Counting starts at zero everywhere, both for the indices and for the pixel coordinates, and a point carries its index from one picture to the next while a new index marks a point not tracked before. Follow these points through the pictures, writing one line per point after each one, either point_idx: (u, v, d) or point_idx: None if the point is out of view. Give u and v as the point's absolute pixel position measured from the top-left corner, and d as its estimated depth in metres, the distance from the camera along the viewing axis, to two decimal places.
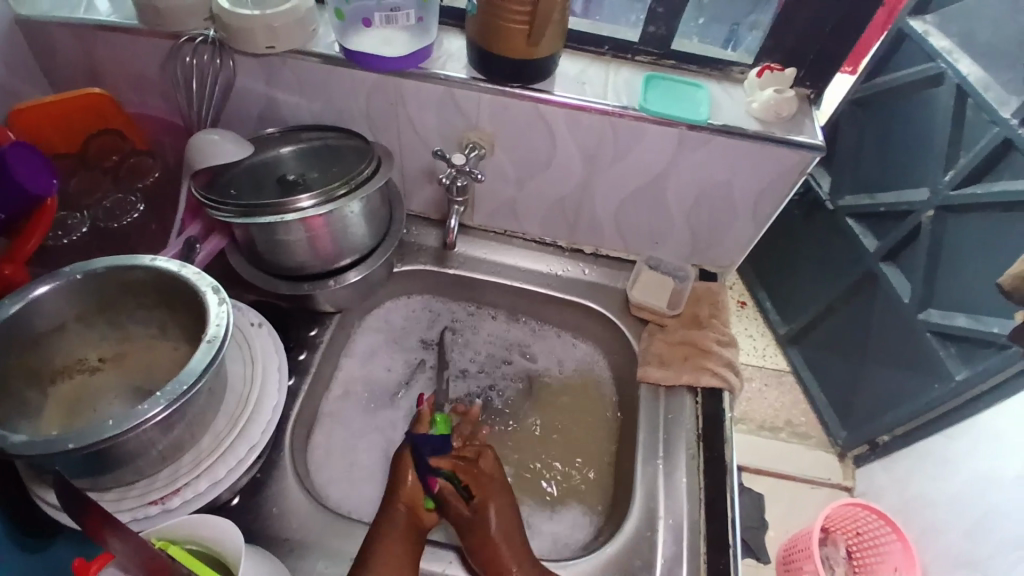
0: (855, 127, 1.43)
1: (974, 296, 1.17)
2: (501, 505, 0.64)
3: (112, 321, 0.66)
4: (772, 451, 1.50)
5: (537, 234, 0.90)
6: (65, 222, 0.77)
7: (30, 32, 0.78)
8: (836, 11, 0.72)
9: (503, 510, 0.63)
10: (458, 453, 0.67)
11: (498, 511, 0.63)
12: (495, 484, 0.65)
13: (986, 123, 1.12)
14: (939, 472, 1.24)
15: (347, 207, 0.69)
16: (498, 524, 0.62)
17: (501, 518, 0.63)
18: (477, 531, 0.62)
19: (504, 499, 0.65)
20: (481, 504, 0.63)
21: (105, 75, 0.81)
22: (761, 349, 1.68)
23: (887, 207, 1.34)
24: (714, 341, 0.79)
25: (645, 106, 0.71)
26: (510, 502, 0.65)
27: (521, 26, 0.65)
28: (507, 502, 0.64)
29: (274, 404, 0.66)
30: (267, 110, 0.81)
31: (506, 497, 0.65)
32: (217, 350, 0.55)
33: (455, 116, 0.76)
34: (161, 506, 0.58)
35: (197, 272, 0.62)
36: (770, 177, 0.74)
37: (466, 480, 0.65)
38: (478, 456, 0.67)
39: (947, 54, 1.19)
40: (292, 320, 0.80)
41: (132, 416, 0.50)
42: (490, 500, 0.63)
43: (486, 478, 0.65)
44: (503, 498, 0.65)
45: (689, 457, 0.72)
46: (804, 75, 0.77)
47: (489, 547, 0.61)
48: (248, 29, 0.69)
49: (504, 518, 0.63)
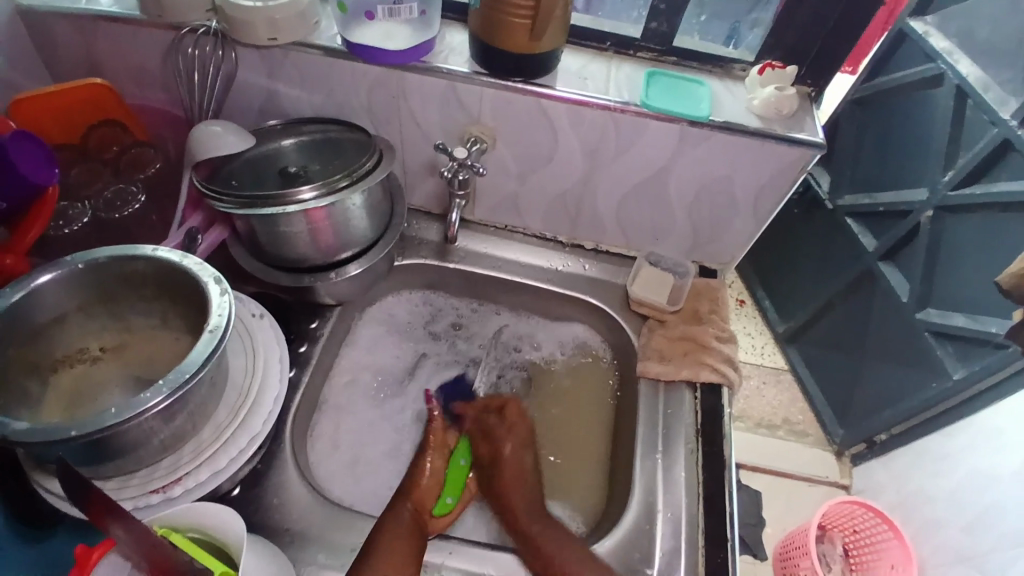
0: (855, 127, 1.43)
1: (972, 296, 1.18)
2: (519, 449, 0.74)
3: (113, 311, 0.66)
4: (769, 449, 1.50)
5: (538, 229, 0.90)
6: (65, 213, 0.76)
7: (32, 22, 0.78)
8: (837, 9, 0.72)
9: (518, 452, 0.74)
10: (485, 403, 0.80)
11: (514, 454, 0.74)
12: (515, 431, 0.76)
13: (985, 124, 1.13)
14: (936, 471, 1.25)
15: (349, 200, 0.69)
16: (511, 462, 0.72)
17: (516, 458, 0.73)
18: (493, 467, 0.73)
19: (523, 445, 0.75)
20: (498, 447, 0.74)
21: (107, 66, 0.81)
22: (760, 347, 1.69)
23: (886, 207, 1.35)
24: (714, 337, 0.80)
25: (646, 101, 0.71)
26: (528, 445, 0.75)
27: (523, 20, 0.65)
28: (525, 447, 0.75)
29: (276, 395, 0.66)
30: (269, 102, 0.81)
31: (525, 443, 0.75)
32: (219, 340, 0.55)
33: (457, 110, 0.76)
34: (162, 495, 0.58)
35: (199, 263, 0.62)
36: (771, 173, 0.75)
37: (488, 426, 0.76)
38: (503, 407, 0.79)
39: (946, 55, 1.20)
40: (293, 312, 0.80)
41: (134, 405, 0.50)
42: (507, 442, 0.74)
43: (507, 428, 0.76)
44: (522, 437, 0.76)
45: (688, 452, 0.72)
46: (804, 73, 0.78)
47: (500, 481, 0.71)
48: (249, 21, 0.69)
49: (519, 459, 0.73)
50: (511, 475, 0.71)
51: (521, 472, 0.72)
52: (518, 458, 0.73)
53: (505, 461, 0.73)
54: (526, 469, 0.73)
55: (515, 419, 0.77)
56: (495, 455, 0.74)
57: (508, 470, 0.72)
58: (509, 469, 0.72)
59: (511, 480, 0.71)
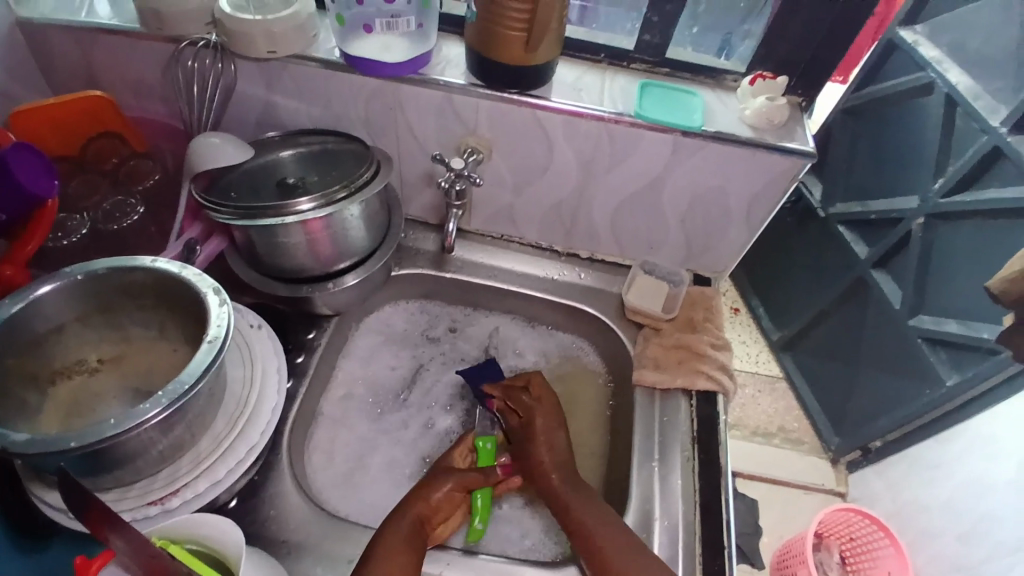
0: (846, 136, 1.45)
1: (963, 303, 1.19)
2: (549, 422, 0.75)
3: (112, 322, 0.66)
4: (765, 457, 1.51)
5: (534, 239, 0.91)
6: (65, 224, 0.77)
7: (31, 34, 0.78)
8: (827, 21, 0.74)
9: (549, 426, 0.75)
10: (510, 381, 0.80)
11: (543, 426, 0.74)
12: (543, 405, 0.76)
13: (975, 131, 1.14)
14: (931, 478, 1.26)
15: (346, 210, 0.70)
16: (541, 435, 0.73)
17: (547, 431, 0.74)
18: (525, 441, 0.74)
19: (553, 418, 0.75)
20: (527, 424, 0.75)
21: (106, 78, 0.82)
22: (754, 355, 1.70)
23: (877, 215, 1.36)
24: (709, 345, 0.80)
25: (640, 113, 0.72)
26: (558, 419, 0.76)
27: (519, 33, 0.66)
28: (554, 420, 0.75)
29: (273, 406, 0.67)
30: (266, 114, 0.81)
31: (555, 416, 0.76)
32: (218, 351, 0.55)
33: (453, 122, 0.77)
34: (160, 506, 0.58)
35: (197, 273, 0.62)
36: (763, 183, 0.76)
37: (517, 403, 0.77)
38: (528, 384, 0.79)
39: (936, 64, 1.22)
40: (290, 323, 0.80)
41: (133, 416, 0.50)
42: (537, 417, 0.75)
43: (535, 403, 0.76)
44: (550, 414, 0.76)
45: (685, 460, 0.72)
46: (795, 84, 0.79)
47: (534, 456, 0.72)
48: (248, 33, 0.70)
49: (551, 431, 0.74)
50: (543, 448, 0.73)
51: (554, 445, 0.73)
52: (548, 431, 0.74)
53: (536, 434, 0.74)
54: (557, 440, 0.73)
55: (540, 396, 0.77)
56: (524, 429, 0.75)
57: (539, 443, 0.73)
58: (540, 442, 0.73)
59: (543, 452, 0.72)
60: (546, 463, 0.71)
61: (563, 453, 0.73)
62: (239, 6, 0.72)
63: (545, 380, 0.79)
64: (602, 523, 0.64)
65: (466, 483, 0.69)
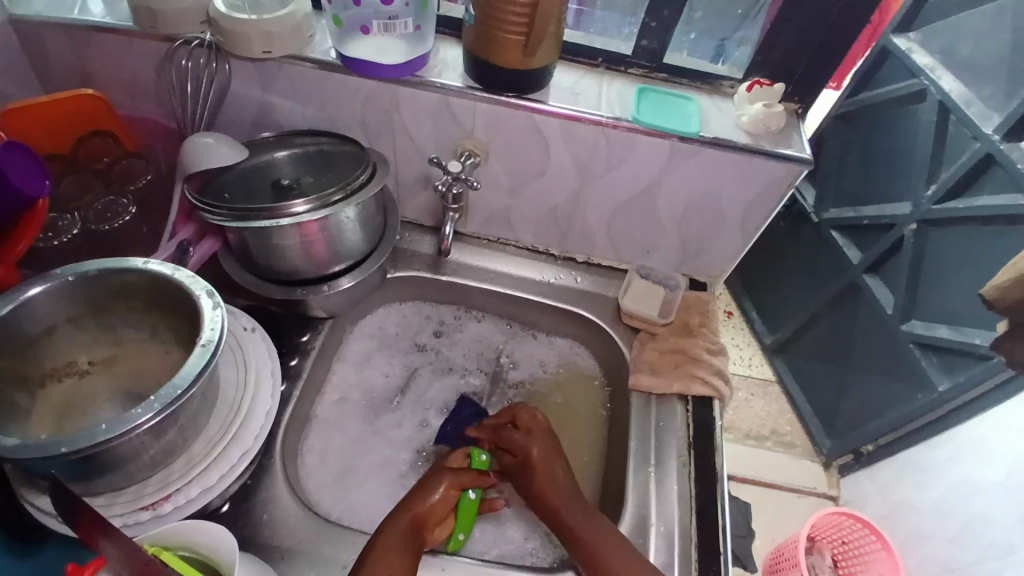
0: (839, 141, 1.46)
1: (955, 308, 1.20)
2: (546, 455, 0.71)
3: (104, 324, 0.65)
4: (758, 460, 1.51)
5: (530, 242, 0.91)
6: (55, 224, 0.76)
7: (23, 32, 0.77)
8: (824, 29, 0.74)
9: (546, 458, 0.71)
10: (498, 421, 0.77)
11: (540, 460, 0.71)
12: (536, 438, 0.73)
13: (968, 138, 1.15)
14: (922, 481, 1.26)
15: (342, 213, 0.69)
16: (539, 470, 0.70)
17: (545, 465, 0.71)
18: (525, 477, 0.71)
19: (548, 451, 0.72)
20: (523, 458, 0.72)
21: (99, 77, 0.81)
22: (747, 358, 1.70)
23: (870, 220, 1.37)
24: (704, 350, 0.80)
25: (637, 118, 0.72)
26: (555, 452, 0.72)
27: (517, 37, 0.66)
28: (551, 452, 0.72)
29: (267, 410, 0.66)
30: (262, 115, 0.81)
31: (551, 447, 0.72)
32: (211, 355, 0.55)
33: (450, 124, 0.76)
34: (151, 512, 0.57)
35: (191, 276, 0.61)
36: (759, 189, 0.76)
37: (509, 438, 0.74)
38: (515, 418, 0.76)
39: (929, 71, 1.23)
40: (284, 325, 0.80)
41: (125, 420, 0.50)
42: (533, 451, 0.72)
43: (526, 437, 0.73)
44: (547, 448, 0.73)
45: (680, 465, 0.72)
46: (791, 90, 0.79)
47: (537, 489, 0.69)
48: (244, 33, 0.69)
49: (549, 465, 0.71)
50: (544, 483, 0.69)
51: (555, 479, 0.70)
52: (546, 465, 0.71)
53: (534, 468, 0.70)
54: (558, 473, 0.70)
55: (532, 427, 0.74)
56: (522, 464, 0.71)
57: (539, 479, 0.70)
58: (539, 475, 0.70)
59: (546, 487, 0.69)
60: (549, 497, 0.68)
61: (566, 485, 0.69)
62: (235, 6, 0.71)
63: (533, 411, 0.76)
64: (617, 553, 0.61)
65: (458, 482, 0.69)
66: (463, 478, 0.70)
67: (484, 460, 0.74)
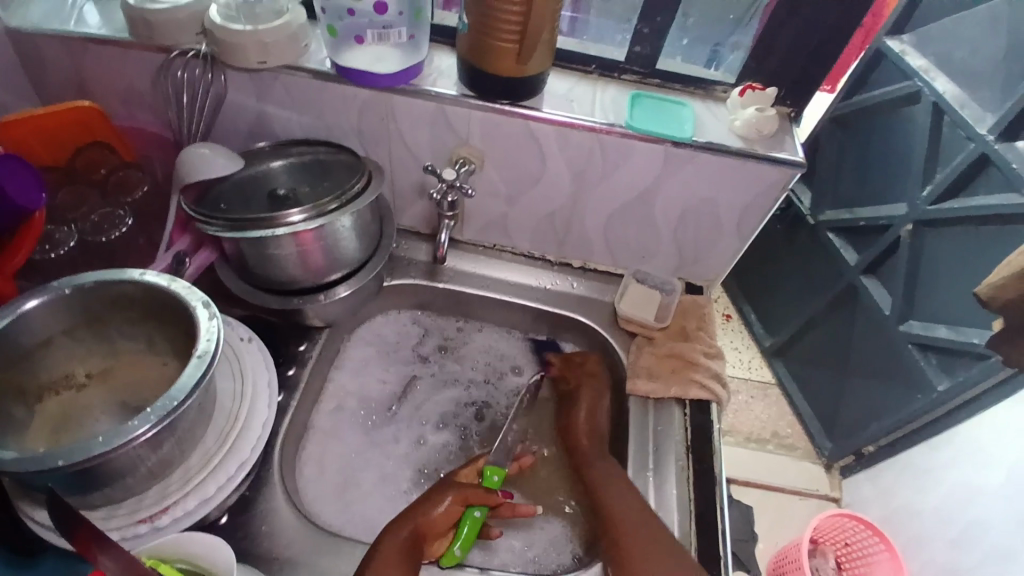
0: (835, 143, 1.46)
1: (953, 309, 1.20)
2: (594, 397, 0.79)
3: (100, 336, 0.65)
4: (759, 463, 1.51)
5: (526, 249, 0.91)
6: (52, 236, 0.76)
7: (18, 43, 0.78)
8: (816, 34, 0.74)
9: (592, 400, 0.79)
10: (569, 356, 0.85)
11: (587, 399, 0.79)
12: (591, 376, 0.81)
13: (963, 139, 1.15)
14: (923, 482, 1.26)
15: (338, 221, 0.69)
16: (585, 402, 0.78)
17: (590, 408, 0.78)
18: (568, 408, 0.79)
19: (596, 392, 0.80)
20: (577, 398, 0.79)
21: (95, 88, 0.81)
22: (747, 361, 1.70)
23: (866, 222, 1.37)
24: (702, 354, 0.80)
25: (631, 124, 0.72)
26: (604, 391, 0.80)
27: (511, 45, 0.66)
28: (598, 393, 0.80)
29: (264, 421, 0.66)
30: (257, 124, 0.81)
31: (599, 394, 0.79)
32: (208, 365, 0.55)
33: (445, 132, 0.76)
34: (149, 525, 0.57)
35: (187, 287, 0.61)
36: (754, 193, 0.76)
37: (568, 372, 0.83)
38: (583, 361, 0.83)
39: (923, 73, 1.23)
40: (281, 334, 0.80)
41: (122, 433, 0.50)
42: (583, 386, 0.80)
43: (586, 379, 0.81)
44: (599, 388, 0.80)
45: (679, 470, 0.72)
46: (784, 94, 0.79)
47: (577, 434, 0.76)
48: (239, 44, 0.70)
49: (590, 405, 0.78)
50: (583, 416, 0.77)
51: (594, 415, 0.78)
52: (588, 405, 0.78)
53: (578, 403, 0.78)
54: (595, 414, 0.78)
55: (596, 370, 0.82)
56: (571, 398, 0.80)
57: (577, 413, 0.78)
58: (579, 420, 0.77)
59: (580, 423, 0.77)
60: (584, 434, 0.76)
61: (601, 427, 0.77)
62: (230, 16, 0.72)
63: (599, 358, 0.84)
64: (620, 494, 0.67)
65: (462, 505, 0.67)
66: (469, 495, 0.68)
67: (495, 481, 0.72)
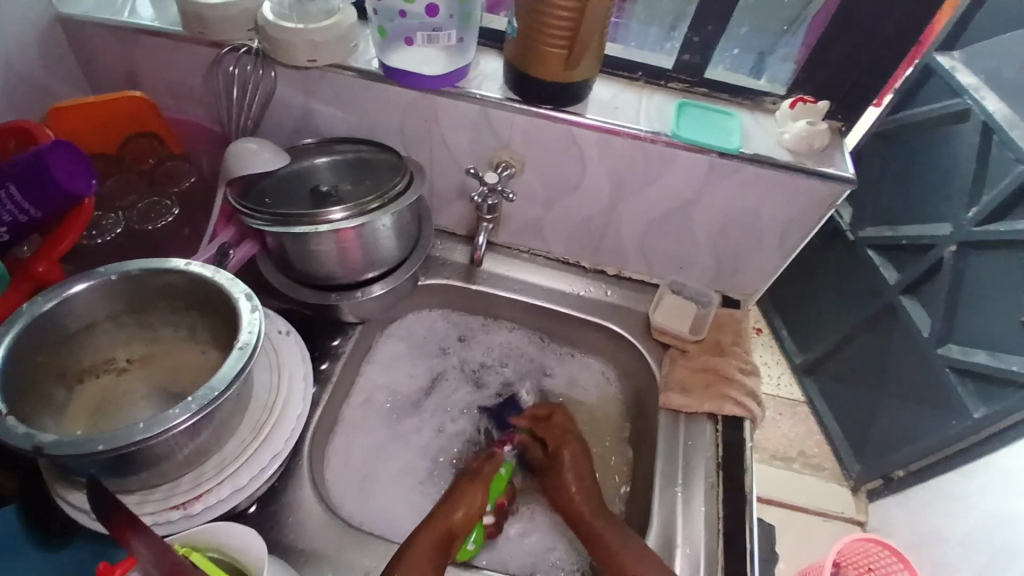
0: (878, 159, 1.43)
1: (994, 334, 1.16)
2: (577, 463, 0.73)
3: (143, 323, 0.66)
4: (783, 481, 1.48)
5: (561, 254, 0.91)
6: (100, 222, 0.78)
7: (72, 31, 0.80)
8: (873, 47, 0.72)
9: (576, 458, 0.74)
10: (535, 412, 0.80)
11: (568, 465, 0.73)
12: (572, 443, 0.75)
13: (1011, 160, 1.12)
14: (953, 511, 1.22)
15: (378, 221, 0.70)
16: (571, 469, 0.72)
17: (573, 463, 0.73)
18: (552, 476, 0.73)
19: (577, 459, 0.74)
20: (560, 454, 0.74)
21: (146, 79, 0.83)
22: (776, 377, 1.67)
23: (908, 240, 1.34)
24: (738, 369, 0.79)
25: (677, 132, 0.72)
26: (585, 459, 0.74)
27: (559, 51, 0.66)
28: (582, 462, 0.73)
29: (298, 413, 0.67)
30: (303, 120, 0.82)
31: (581, 452, 0.75)
32: (248, 357, 0.56)
33: (488, 136, 0.77)
34: (182, 511, 0.58)
35: (230, 278, 0.62)
36: (799, 208, 0.75)
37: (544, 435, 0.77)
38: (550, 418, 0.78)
39: (974, 91, 1.20)
40: (316, 328, 0.80)
41: (163, 420, 0.50)
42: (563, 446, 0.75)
43: (562, 437, 0.76)
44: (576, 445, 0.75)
45: (709, 487, 0.71)
46: (835, 109, 0.78)
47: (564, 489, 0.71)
48: (291, 43, 0.71)
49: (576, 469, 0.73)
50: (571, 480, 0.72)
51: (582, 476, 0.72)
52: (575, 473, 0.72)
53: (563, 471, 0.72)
54: (586, 482, 0.72)
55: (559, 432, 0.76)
56: (553, 465, 0.74)
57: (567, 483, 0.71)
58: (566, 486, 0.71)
59: (574, 493, 0.71)
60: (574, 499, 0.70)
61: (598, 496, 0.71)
62: (281, 14, 0.72)
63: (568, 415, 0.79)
64: (632, 554, 0.63)
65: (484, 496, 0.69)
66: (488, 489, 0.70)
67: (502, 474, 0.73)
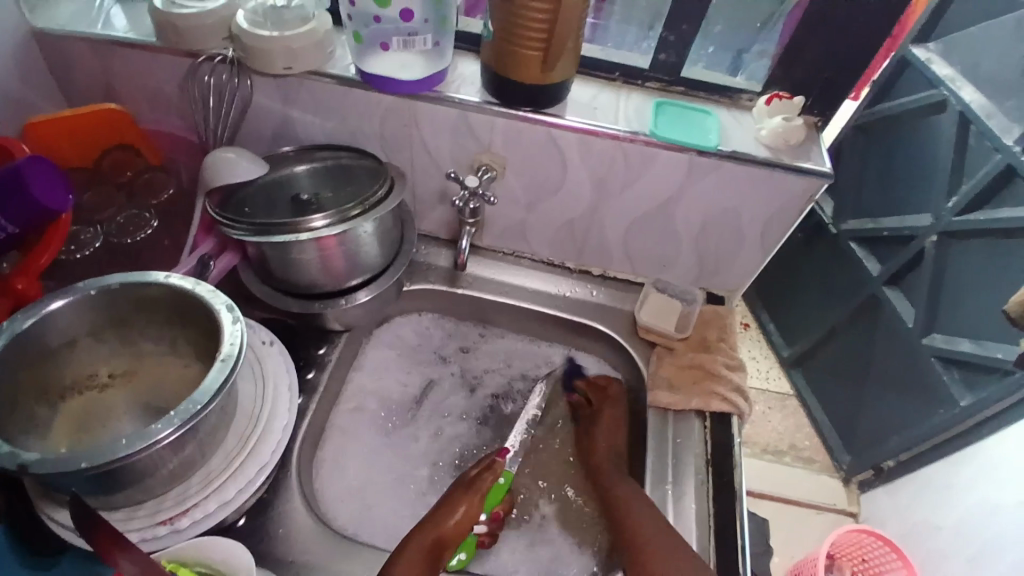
0: (858, 153, 1.44)
1: (978, 322, 1.18)
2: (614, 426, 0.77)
3: (124, 338, 0.66)
4: (775, 475, 1.49)
5: (546, 256, 0.91)
6: (78, 237, 0.77)
7: (46, 44, 0.79)
8: (846, 44, 0.73)
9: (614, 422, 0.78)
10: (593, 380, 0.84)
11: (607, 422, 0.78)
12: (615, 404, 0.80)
13: (989, 149, 1.13)
14: (942, 499, 1.24)
15: (360, 227, 0.69)
16: (607, 425, 0.77)
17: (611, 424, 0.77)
18: (589, 429, 0.78)
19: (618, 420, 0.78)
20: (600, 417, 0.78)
21: (122, 90, 0.82)
22: (765, 371, 1.68)
23: (889, 232, 1.35)
24: (724, 365, 0.79)
25: (655, 131, 0.72)
26: (625, 422, 0.79)
27: (536, 53, 0.66)
28: (618, 425, 0.78)
29: (284, 424, 0.66)
30: (282, 128, 0.82)
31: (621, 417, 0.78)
32: (231, 369, 0.55)
33: (468, 139, 0.77)
34: (169, 527, 0.57)
35: (211, 290, 0.62)
36: (778, 204, 0.75)
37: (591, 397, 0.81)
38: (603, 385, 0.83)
39: (949, 82, 1.22)
40: (301, 338, 0.80)
41: (146, 436, 0.50)
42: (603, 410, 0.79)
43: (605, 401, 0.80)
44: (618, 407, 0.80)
45: (698, 483, 0.71)
46: (811, 104, 0.79)
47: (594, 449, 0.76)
48: (267, 50, 0.70)
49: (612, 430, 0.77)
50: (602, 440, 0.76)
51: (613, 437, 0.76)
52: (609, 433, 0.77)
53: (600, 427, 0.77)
54: (614, 440, 0.76)
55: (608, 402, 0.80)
56: (591, 421, 0.79)
57: (598, 436, 0.76)
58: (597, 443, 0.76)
59: (602, 445, 0.76)
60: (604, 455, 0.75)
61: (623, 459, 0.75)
62: (256, 22, 0.72)
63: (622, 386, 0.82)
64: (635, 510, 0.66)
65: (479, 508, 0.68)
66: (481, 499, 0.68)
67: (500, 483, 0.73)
